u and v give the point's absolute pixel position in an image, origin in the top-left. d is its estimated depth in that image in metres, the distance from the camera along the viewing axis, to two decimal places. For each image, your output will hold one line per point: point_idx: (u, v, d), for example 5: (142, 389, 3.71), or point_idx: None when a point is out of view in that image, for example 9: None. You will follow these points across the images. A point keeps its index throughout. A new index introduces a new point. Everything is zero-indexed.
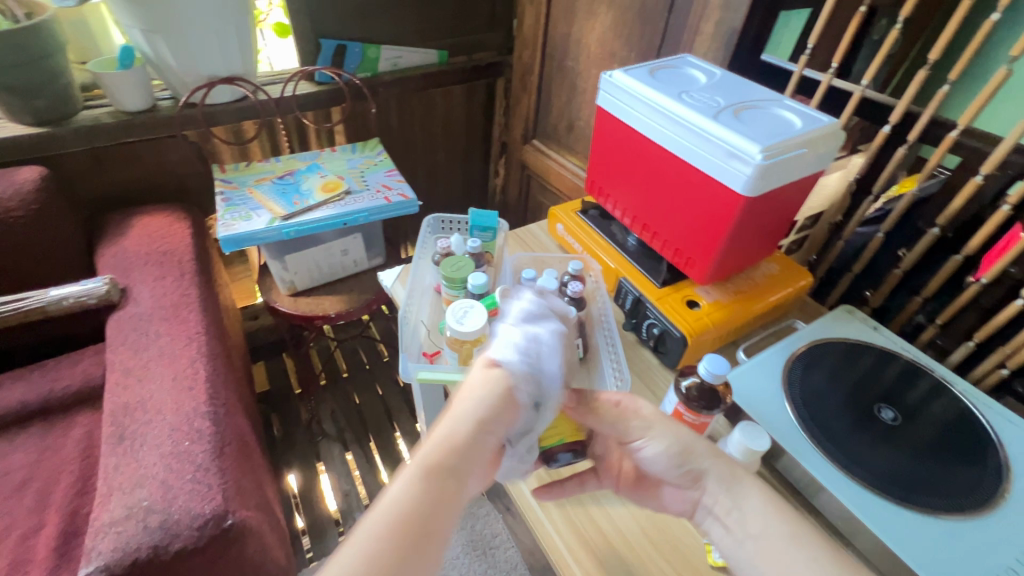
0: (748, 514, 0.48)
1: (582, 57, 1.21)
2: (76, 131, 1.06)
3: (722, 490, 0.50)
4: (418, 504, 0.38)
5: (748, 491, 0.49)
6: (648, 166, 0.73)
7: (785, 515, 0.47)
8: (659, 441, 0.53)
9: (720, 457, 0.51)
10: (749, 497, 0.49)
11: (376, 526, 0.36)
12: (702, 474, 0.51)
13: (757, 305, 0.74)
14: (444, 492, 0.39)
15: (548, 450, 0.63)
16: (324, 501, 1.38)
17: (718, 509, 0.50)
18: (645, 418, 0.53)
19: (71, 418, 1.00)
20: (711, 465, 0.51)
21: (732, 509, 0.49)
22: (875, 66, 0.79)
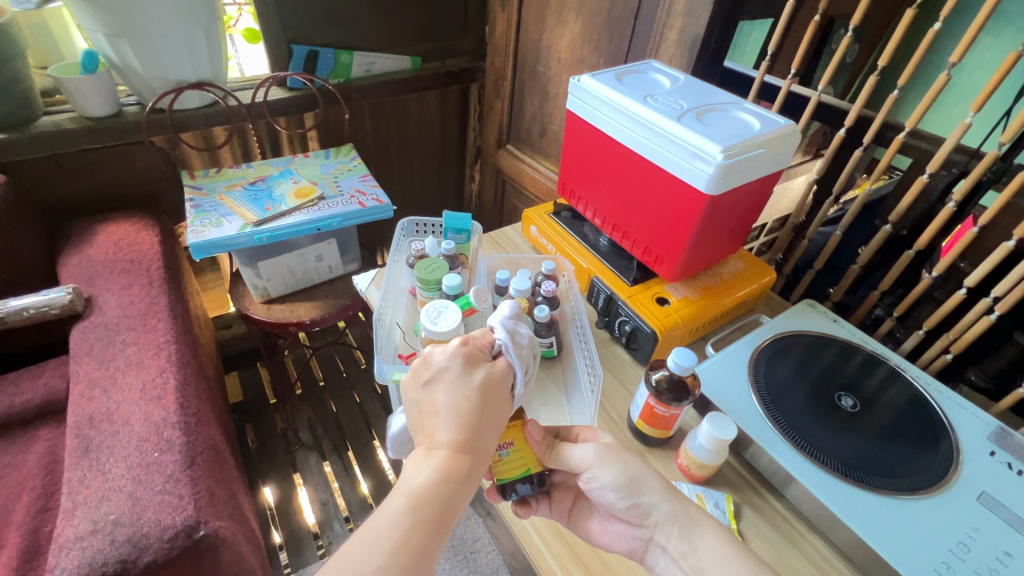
0: (704, 559, 0.52)
1: (553, 63, 1.24)
2: (36, 137, 1.03)
3: (675, 530, 0.54)
4: (430, 499, 0.44)
5: (701, 532, 0.53)
6: (617, 167, 0.75)
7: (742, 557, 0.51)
8: (606, 472, 0.55)
9: (670, 497, 0.55)
10: (704, 539, 0.53)
11: (395, 521, 0.43)
12: (651, 508, 0.55)
13: (724, 300, 0.77)
14: (453, 485, 0.45)
15: (506, 484, 0.59)
16: (301, 513, 1.35)
17: (676, 553, 0.54)
18: (597, 457, 0.55)
19: (33, 433, 0.97)
20: (660, 502, 0.55)
21: (688, 552, 0.53)
22: (829, 71, 0.83)
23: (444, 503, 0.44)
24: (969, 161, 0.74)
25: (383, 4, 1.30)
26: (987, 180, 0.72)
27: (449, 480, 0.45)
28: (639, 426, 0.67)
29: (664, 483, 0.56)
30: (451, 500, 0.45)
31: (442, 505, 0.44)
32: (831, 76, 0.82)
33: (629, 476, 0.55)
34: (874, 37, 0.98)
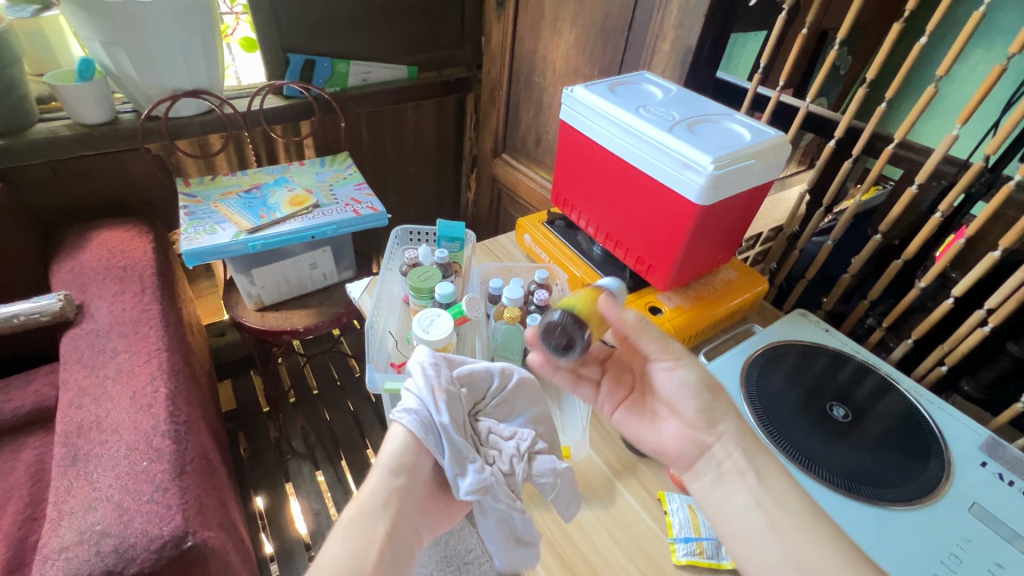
0: (765, 479, 0.53)
1: (548, 73, 1.25)
2: (30, 143, 1.03)
3: (741, 450, 0.55)
4: (350, 546, 0.50)
5: (764, 456, 0.55)
6: (609, 177, 0.75)
7: (800, 491, 0.52)
8: (687, 373, 0.59)
9: (744, 419, 0.58)
10: (768, 466, 0.54)
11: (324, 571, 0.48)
12: (720, 424, 0.57)
13: (716, 309, 0.77)
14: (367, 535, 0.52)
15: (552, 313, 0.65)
16: (293, 523, 1.34)
17: (732, 471, 0.54)
18: (681, 351, 0.60)
19: (21, 442, 0.96)
20: (730, 421, 0.57)
21: (748, 471, 0.54)
22: (818, 83, 0.84)
23: (354, 562, 0.49)
24: (958, 173, 0.74)
25: (379, 14, 1.31)
26: (977, 191, 0.73)
27: (352, 541, 0.51)
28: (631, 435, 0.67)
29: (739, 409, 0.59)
30: (356, 556, 0.49)
31: (350, 562, 0.49)
32: (821, 87, 0.83)
33: (711, 385, 0.59)
34: (864, 49, 1.00)
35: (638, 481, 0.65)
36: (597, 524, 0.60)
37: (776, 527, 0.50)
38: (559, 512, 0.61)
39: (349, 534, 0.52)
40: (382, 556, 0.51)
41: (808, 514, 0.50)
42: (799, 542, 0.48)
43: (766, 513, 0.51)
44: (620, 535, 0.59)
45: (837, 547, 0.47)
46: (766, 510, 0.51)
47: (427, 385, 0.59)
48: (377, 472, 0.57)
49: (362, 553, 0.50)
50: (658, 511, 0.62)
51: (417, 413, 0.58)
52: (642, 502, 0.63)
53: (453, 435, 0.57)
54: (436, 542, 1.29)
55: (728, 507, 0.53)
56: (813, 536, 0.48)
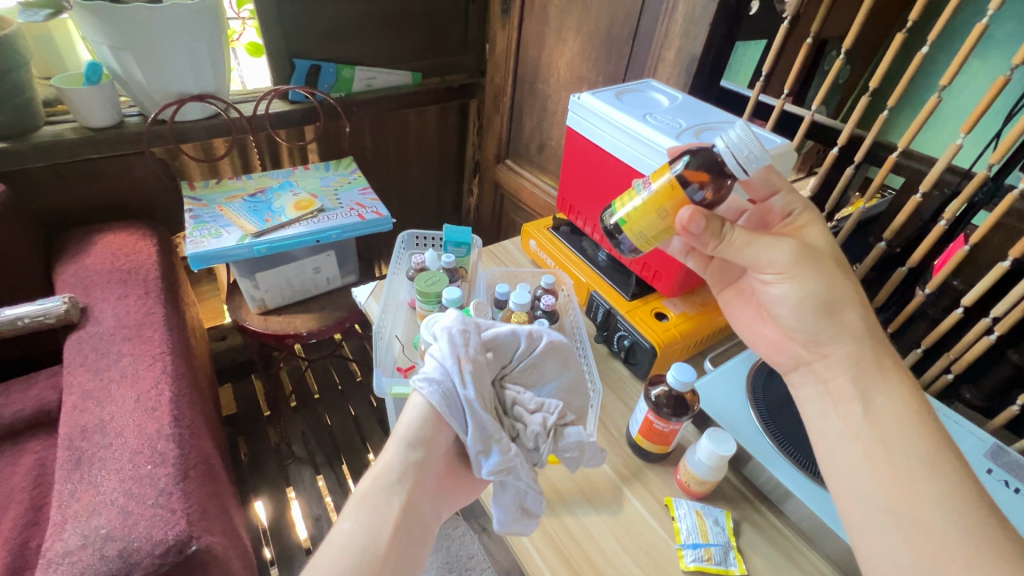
0: (877, 408, 0.52)
1: (552, 80, 1.26)
2: (36, 146, 1.03)
3: (850, 377, 0.55)
4: (360, 529, 0.51)
5: (884, 383, 0.53)
6: (616, 184, 0.76)
7: (918, 427, 0.50)
8: (791, 291, 0.57)
9: (862, 345, 0.55)
10: (878, 399, 0.52)
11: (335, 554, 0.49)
12: (830, 345, 0.56)
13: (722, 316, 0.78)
14: (377, 515, 0.53)
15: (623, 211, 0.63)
16: (294, 528, 1.33)
17: (836, 394, 0.56)
18: (785, 267, 0.56)
19: (22, 446, 0.95)
20: (840, 345, 0.55)
21: (858, 399, 0.53)
22: (822, 91, 0.84)
23: (367, 542, 0.51)
24: (961, 182, 0.76)
25: (385, 21, 1.32)
26: (979, 201, 0.74)
27: (365, 517, 0.52)
28: (637, 440, 0.67)
29: (863, 329, 0.55)
30: (371, 533, 0.51)
31: (364, 541, 0.51)
32: (824, 96, 0.84)
33: (825, 303, 0.55)
34: (866, 59, 1.01)
35: (645, 487, 0.65)
36: (605, 529, 0.61)
37: (877, 462, 0.50)
38: (567, 518, 0.61)
39: (363, 509, 0.53)
40: (396, 533, 0.53)
41: (920, 457, 0.47)
42: (914, 485, 0.46)
43: (868, 442, 0.51)
44: (628, 540, 0.59)
45: (943, 498, 0.45)
46: (865, 444, 0.51)
47: (450, 357, 0.58)
48: (393, 443, 0.59)
49: (376, 531, 0.52)
50: (666, 517, 0.62)
51: (439, 384, 0.57)
52: (650, 507, 0.63)
53: (476, 410, 0.55)
54: (438, 548, 1.28)
55: (825, 430, 0.55)
56: (927, 482, 0.46)
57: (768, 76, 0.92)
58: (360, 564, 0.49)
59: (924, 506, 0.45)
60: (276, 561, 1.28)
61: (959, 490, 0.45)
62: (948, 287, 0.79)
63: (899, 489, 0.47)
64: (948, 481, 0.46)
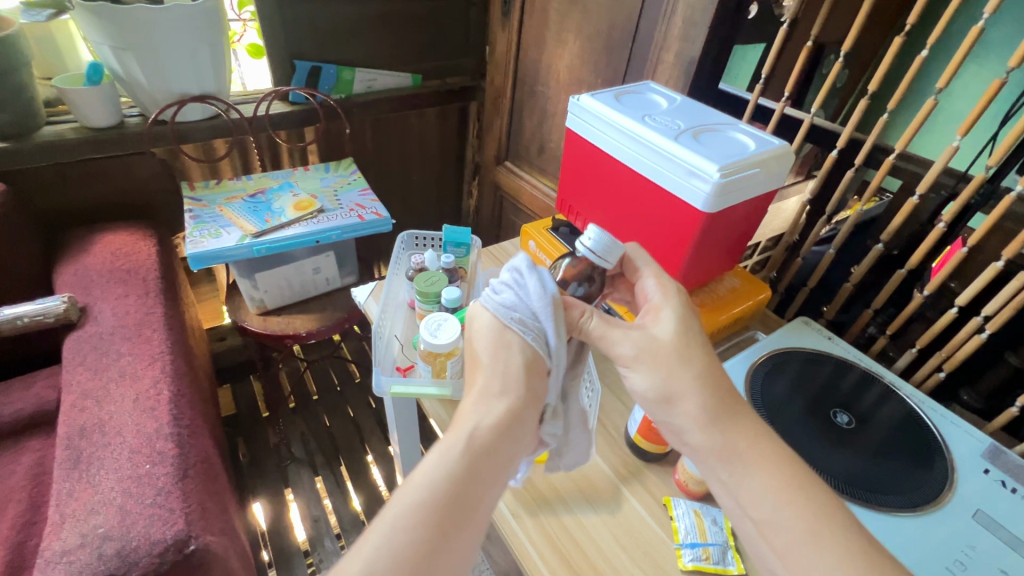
0: (745, 492, 0.48)
1: (552, 82, 1.26)
2: (37, 146, 1.03)
3: (714, 461, 0.51)
4: (448, 473, 0.47)
5: (752, 472, 0.49)
6: (615, 185, 0.76)
7: (795, 504, 0.46)
8: (641, 379, 0.53)
9: (712, 428, 0.51)
10: (752, 477, 0.49)
11: (417, 496, 0.45)
12: (684, 431, 0.52)
13: (721, 316, 0.78)
14: (467, 460, 0.48)
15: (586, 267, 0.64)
16: (292, 530, 1.33)
17: (716, 477, 0.51)
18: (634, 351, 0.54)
19: (21, 445, 0.95)
20: (695, 435, 0.51)
21: (728, 481, 0.50)
22: (820, 94, 0.85)
23: (454, 489, 0.46)
24: (958, 184, 0.75)
25: (386, 23, 1.33)
26: (976, 203, 0.74)
27: (459, 460, 0.48)
28: (636, 440, 0.67)
29: (711, 414, 0.51)
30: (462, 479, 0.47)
31: (456, 488, 0.47)
32: (823, 99, 0.84)
33: (664, 394, 0.52)
34: (864, 62, 1.01)
35: (644, 486, 0.65)
36: (603, 527, 0.61)
37: (767, 537, 0.47)
38: (566, 516, 0.61)
39: (462, 452, 0.49)
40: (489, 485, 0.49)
41: (803, 531, 0.45)
42: (802, 560, 0.45)
43: (757, 526, 0.48)
44: (625, 538, 0.60)
45: (836, 556, 0.44)
46: (753, 521, 0.48)
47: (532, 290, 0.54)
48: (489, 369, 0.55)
49: (470, 479, 0.48)
50: (664, 517, 0.62)
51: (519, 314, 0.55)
52: (648, 506, 0.63)
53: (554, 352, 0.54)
54: None
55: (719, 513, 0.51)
56: (813, 556, 0.44)
57: (766, 79, 0.92)
58: (445, 516, 0.45)
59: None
60: (274, 562, 1.27)
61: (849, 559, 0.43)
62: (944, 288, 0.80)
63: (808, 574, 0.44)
64: (833, 559, 0.43)
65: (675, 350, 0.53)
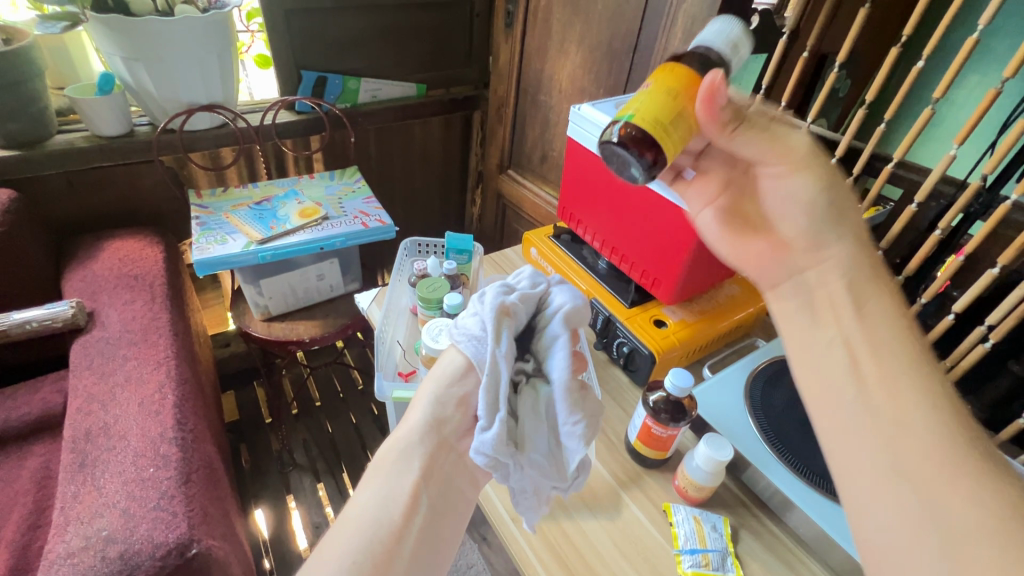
0: (867, 317, 0.48)
1: (554, 92, 1.28)
2: (49, 154, 1.06)
3: (845, 282, 0.51)
4: (372, 501, 0.53)
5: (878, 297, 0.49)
6: (616, 193, 0.77)
7: (904, 339, 0.47)
8: (800, 185, 0.52)
9: (861, 246, 0.51)
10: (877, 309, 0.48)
11: (347, 527, 0.51)
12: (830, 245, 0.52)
13: (721, 323, 0.78)
14: (390, 487, 0.54)
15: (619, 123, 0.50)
16: (293, 536, 1.33)
17: (830, 302, 0.51)
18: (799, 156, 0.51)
19: (27, 448, 0.96)
20: (834, 246, 0.52)
21: (851, 309, 0.49)
22: (819, 104, 0.86)
23: (376, 519, 0.51)
24: (956, 192, 0.77)
25: (391, 34, 1.35)
26: (975, 211, 0.75)
27: (380, 488, 0.54)
28: (637, 446, 0.67)
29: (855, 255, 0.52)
30: (385, 505, 0.52)
31: (378, 516, 0.51)
32: (821, 108, 0.85)
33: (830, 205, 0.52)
34: (863, 72, 1.02)
35: (644, 493, 0.65)
36: (603, 534, 0.61)
37: (871, 361, 0.46)
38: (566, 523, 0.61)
39: (377, 484, 0.54)
40: (412, 504, 0.53)
41: (910, 361, 0.45)
42: (900, 386, 0.44)
43: (853, 355, 0.48)
44: (625, 545, 0.60)
45: (926, 398, 0.43)
46: (853, 349, 0.48)
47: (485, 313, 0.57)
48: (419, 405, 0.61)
49: (390, 500, 0.53)
50: (664, 524, 0.62)
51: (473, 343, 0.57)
52: (649, 513, 0.63)
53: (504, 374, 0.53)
54: None
55: (814, 335, 0.51)
56: (914, 388, 0.43)
57: (766, 89, 0.93)
58: (373, 539, 0.50)
59: (944, 482, 0.39)
60: (275, 569, 1.27)
61: (984, 478, 0.38)
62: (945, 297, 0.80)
63: (905, 453, 0.42)
64: (950, 450, 0.40)
65: (812, 157, 0.51)
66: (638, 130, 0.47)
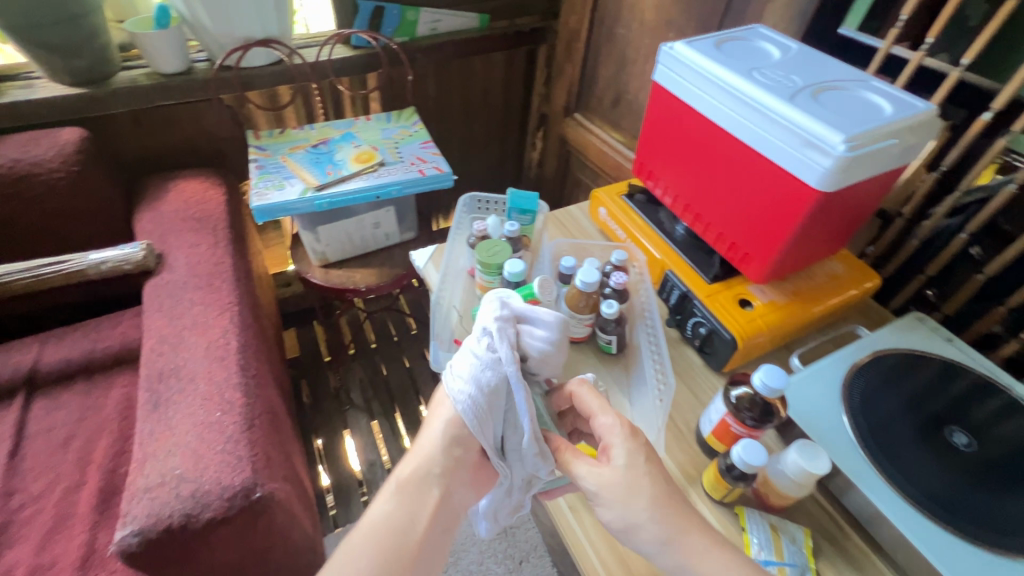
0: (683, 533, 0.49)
1: (635, 24, 1.13)
2: (114, 92, 1.05)
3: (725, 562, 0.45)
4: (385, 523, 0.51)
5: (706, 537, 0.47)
6: (708, 152, 0.66)
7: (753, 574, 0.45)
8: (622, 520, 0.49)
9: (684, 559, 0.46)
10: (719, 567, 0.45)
11: (362, 538, 0.51)
12: None
13: (816, 307, 0.68)
14: (416, 504, 0.53)
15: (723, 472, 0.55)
16: (348, 461, 1.42)
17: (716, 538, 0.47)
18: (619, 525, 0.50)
19: (110, 379, 1.02)
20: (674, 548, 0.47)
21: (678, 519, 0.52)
22: (982, 42, 0.65)
23: (403, 529, 0.51)
24: None
25: None
26: None
27: (403, 503, 0.53)
28: (708, 441, 0.59)
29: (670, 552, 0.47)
30: (402, 526, 0.51)
31: (400, 526, 0.51)
32: (983, 45, 0.66)
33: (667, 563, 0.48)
34: None
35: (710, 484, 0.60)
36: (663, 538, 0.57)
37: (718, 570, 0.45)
38: None
39: (402, 496, 0.53)
40: (430, 526, 0.52)
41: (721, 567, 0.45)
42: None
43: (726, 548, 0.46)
44: None
45: None
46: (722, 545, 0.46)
47: (505, 350, 0.55)
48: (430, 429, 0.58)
49: (413, 518, 0.52)
50: (734, 526, 0.56)
51: (478, 411, 0.54)
52: (718, 512, 0.57)
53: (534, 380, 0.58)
54: None
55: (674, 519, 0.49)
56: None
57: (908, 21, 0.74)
58: (396, 548, 0.50)
59: None
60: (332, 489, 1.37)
61: None
62: None
63: None
64: None
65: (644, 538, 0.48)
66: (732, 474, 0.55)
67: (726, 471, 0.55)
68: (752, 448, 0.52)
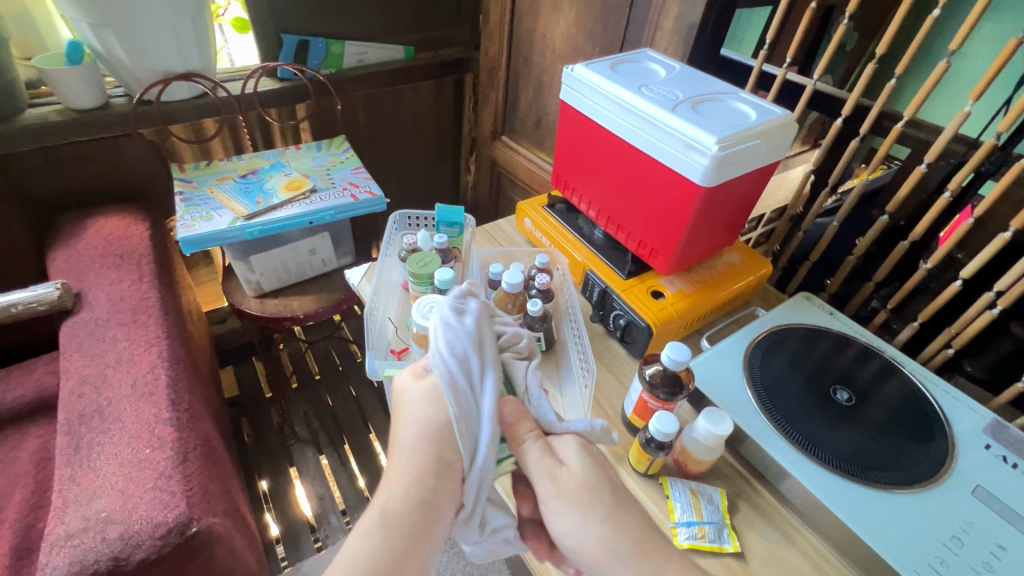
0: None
1: (548, 51, 1.22)
2: (20, 129, 1.01)
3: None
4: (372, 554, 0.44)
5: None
6: (612, 160, 0.73)
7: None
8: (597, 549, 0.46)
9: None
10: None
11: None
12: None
13: (719, 293, 0.76)
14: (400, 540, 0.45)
15: (643, 446, 0.61)
16: (298, 506, 1.36)
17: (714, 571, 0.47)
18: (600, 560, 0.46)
19: (24, 431, 0.95)
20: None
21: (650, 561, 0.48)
22: (828, 60, 0.77)
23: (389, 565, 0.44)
24: (968, 152, 0.69)
25: None
26: (986, 171, 0.70)
27: (390, 538, 0.45)
28: (633, 420, 0.65)
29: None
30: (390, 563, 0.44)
31: (390, 565, 0.44)
32: (828, 62, 0.79)
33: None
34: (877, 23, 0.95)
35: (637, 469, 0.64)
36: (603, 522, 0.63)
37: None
38: None
39: (388, 535, 0.45)
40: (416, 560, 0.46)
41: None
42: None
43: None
44: None
45: None
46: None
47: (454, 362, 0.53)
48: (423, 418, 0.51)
49: (398, 554, 0.44)
50: (660, 497, 0.61)
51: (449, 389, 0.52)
52: (645, 485, 0.62)
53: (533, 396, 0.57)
54: None
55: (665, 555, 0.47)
56: None
57: (773, 44, 0.87)
58: None
59: None
60: (282, 539, 1.31)
61: None
62: (954, 262, 0.78)
63: None
64: None
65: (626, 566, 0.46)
66: (651, 444, 0.60)
67: (646, 443, 0.61)
68: (666, 419, 0.58)
